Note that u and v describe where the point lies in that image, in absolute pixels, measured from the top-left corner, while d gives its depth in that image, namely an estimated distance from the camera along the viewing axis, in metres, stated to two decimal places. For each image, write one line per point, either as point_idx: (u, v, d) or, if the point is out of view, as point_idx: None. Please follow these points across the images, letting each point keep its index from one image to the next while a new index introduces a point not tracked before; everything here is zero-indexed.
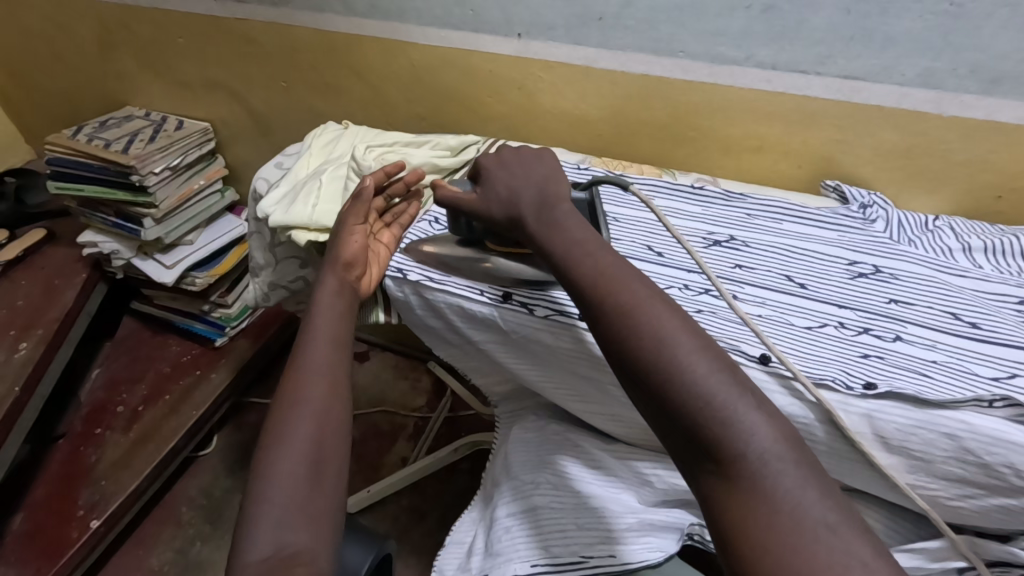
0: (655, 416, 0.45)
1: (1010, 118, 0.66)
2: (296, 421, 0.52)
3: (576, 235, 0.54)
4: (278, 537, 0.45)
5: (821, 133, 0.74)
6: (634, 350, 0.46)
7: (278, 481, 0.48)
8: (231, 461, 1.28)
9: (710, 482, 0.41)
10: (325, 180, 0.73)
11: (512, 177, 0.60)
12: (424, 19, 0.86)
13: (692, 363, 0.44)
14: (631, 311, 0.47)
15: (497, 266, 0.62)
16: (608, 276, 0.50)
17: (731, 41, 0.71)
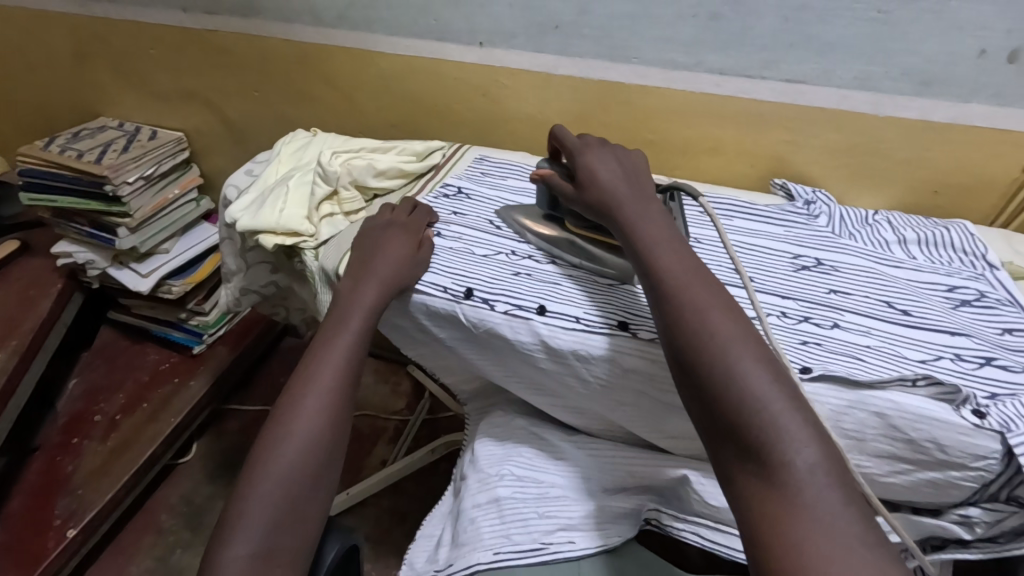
0: (700, 412, 0.46)
1: (942, 118, 0.69)
2: (302, 416, 0.54)
3: (652, 237, 0.55)
4: (268, 541, 0.48)
5: (771, 135, 0.77)
6: (687, 347, 0.47)
7: (274, 478, 0.51)
8: (211, 468, 1.28)
9: (750, 485, 0.42)
10: (292, 185, 0.74)
11: (604, 175, 0.60)
12: (389, 29, 0.88)
13: (747, 369, 0.45)
14: (694, 312, 0.49)
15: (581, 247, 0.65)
16: (676, 279, 0.51)
17: (681, 47, 0.74)
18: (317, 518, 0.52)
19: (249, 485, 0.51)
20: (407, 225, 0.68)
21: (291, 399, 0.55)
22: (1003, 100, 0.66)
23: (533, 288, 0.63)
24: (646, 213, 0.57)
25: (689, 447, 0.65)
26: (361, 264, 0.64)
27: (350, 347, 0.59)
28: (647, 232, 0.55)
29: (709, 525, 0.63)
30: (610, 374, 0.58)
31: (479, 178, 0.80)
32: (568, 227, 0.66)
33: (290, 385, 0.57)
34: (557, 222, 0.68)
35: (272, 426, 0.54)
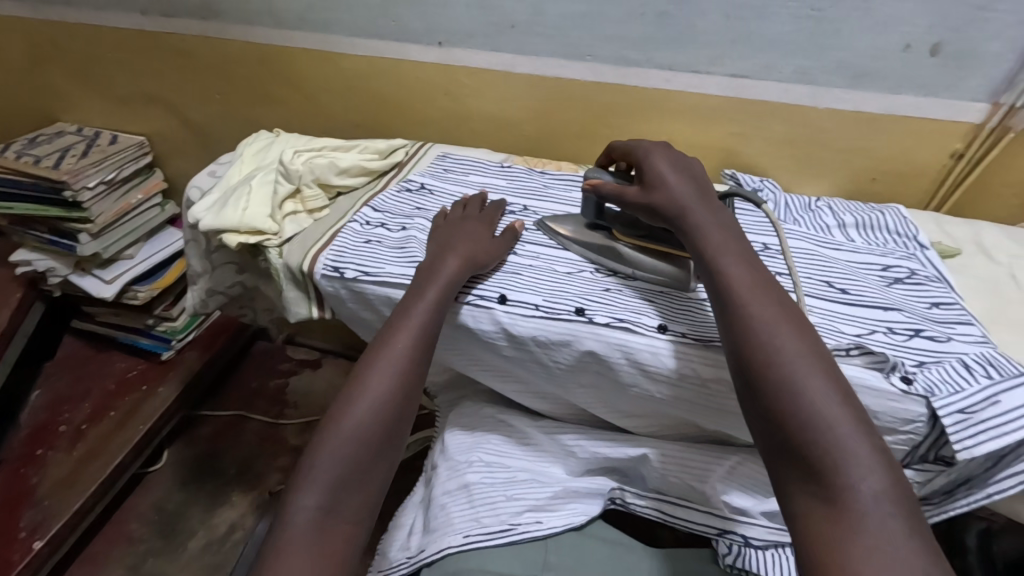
0: (761, 429, 0.47)
1: (875, 109, 0.74)
2: (376, 383, 0.56)
3: (721, 250, 0.55)
4: (335, 499, 0.51)
5: (720, 128, 0.81)
6: (750, 361, 0.48)
7: (345, 436, 0.53)
8: (183, 474, 1.27)
9: (806, 504, 0.43)
10: (255, 184, 0.75)
11: (675, 186, 0.59)
12: (349, 30, 0.89)
13: (813, 391, 0.45)
14: (761, 328, 0.49)
15: (630, 255, 0.65)
16: (742, 294, 0.51)
17: (631, 44, 0.77)
18: (381, 481, 0.54)
19: (322, 441, 0.53)
20: (483, 220, 0.70)
21: (370, 362, 0.57)
22: (929, 91, 0.71)
23: (495, 278, 0.65)
24: (711, 222, 0.56)
25: (648, 426, 0.68)
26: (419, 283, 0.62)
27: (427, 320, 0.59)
28: (714, 243, 0.55)
29: (670, 499, 0.66)
30: (569, 358, 0.61)
31: (441, 174, 0.82)
32: (616, 236, 0.66)
33: (369, 352, 0.59)
34: (602, 230, 0.68)
35: (349, 387, 0.57)
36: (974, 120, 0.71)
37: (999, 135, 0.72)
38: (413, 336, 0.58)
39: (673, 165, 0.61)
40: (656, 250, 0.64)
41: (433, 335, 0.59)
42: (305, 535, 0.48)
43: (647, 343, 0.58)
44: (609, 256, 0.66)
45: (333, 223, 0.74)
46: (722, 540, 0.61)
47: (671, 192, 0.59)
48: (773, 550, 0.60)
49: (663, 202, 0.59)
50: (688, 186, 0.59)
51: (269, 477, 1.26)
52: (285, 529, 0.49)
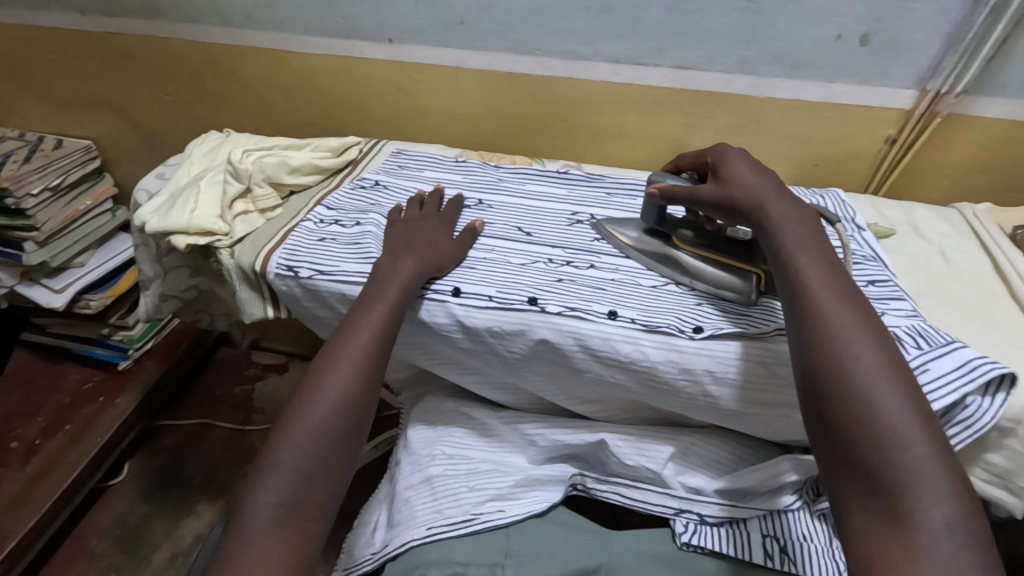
0: (821, 438, 0.44)
1: (814, 97, 0.77)
2: (337, 378, 0.56)
3: (800, 251, 0.52)
4: (299, 492, 0.50)
5: (668, 119, 0.83)
6: (819, 364, 0.45)
7: (308, 429, 0.53)
8: (145, 486, 1.24)
9: (865, 523, 0.40)
10: (204, 185, 0.74)
11: (752, 184, 0.56)
12: (298, 28, 0.88)
13: (886, 406, 0.42)
14: (836, 334, 0.46)
15: (691, 263, 0.63)
16: (820, 297, 0.48)
17: (578, 38, 0.78)
18: (344, 475, 0.53)
19: (282, 437, 0.53)
20: (443, 218, 0.70)
21: (329, 360, 0.57)
22: (862, 79, 0.74)
23: (450, 273, 0.65)
24: (790, 222, 0.54)
25: (604, 411, 0.69)
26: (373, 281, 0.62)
27: (387, 312, 0.59)
28: (792, 243, 0.52)
29: (628, 482, 0.66)
30: (523, 347, 0.62)
31: (396, 171, 0.82)
32: (679, 245, 0.65)
33: (328, 349, 0.58)
34: (663, 238, 0.67)
35: (305, 386, 0.56)
36: (905, 106, 0.75)
37: (928, 119, 0.75)
38: (373, 331, 0.58)
39: (753, 165, 0.58)
40: (721, 262, 0.62)
41: (394, 327, 0.59)
42: (267, 530, 0.48)
43: (598, 329, 0.59)
44: (666, 264, 0.65)
45: (286, 222, 0.73)
46: (678, 519, 0.63)
47: (750, 190, 0.56)
48: (727, 526, 0.62)
49: (740, 200, 0.56)
50: (770, 185, 0.56)
51: (236, 484, 1.24)
52: (245, 525, 0.48)
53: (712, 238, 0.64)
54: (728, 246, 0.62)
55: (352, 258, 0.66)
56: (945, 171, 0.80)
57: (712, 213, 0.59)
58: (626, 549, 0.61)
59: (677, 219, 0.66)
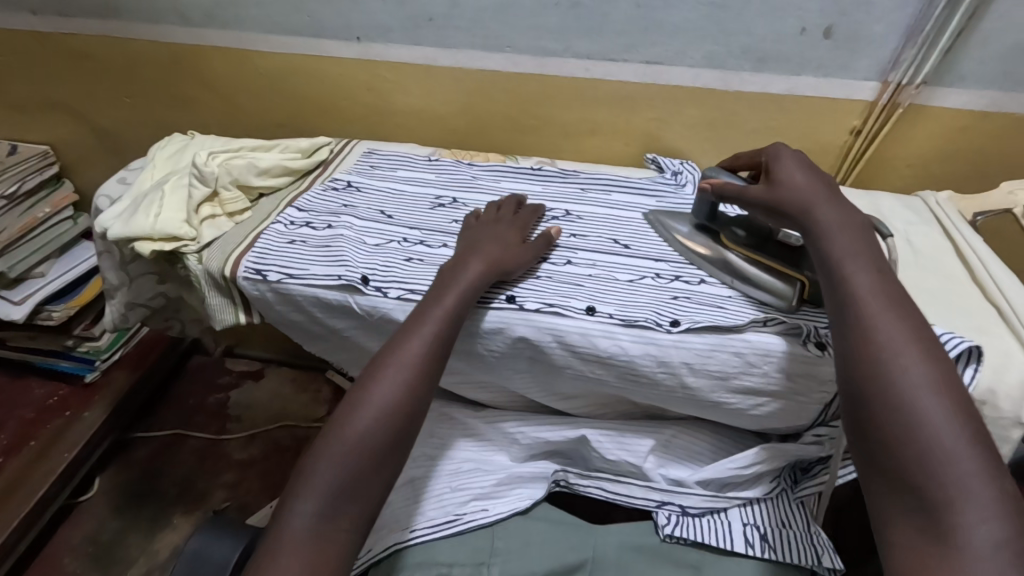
0: (864, 446, 0.46)
1: (781, 91, 0.78)
2: (382, 388, 0.55)
3: (847, 258, 0.51)
4: (334, 506, 0.50)
5: (640, 114, 0.83)
6: (865, 380, 0.46)
7: (348, 441, 0.52)
8: (117, 501, 1.20)
9: (907, 533, 0.42)
10: (168, 189, 0.72)
11: (797, 187, 0.56)
12: (262, 26, 0.86)
13: (935, 423, 0.43)
14: (887, 344, 0.46)
15: (735, 263, 0.63)
16: (869, 308, 0.48)
17: (548, 34, 0.78)
18: (381, 489, 0.53)
19: (326, 446, 0.53)
20: (517, 220, 0.69)
21: (376, 370, 0.56)
22: (826, 72, 0.75)
23: (426, 272, 0.65)
24: (836, 227, 0.53)
25: (584, 407, 0.69)
26: (435, 286, 0.60)
27: (440, 324, 0.57)
28: (846, 252, 0.52)
29: (611, 477, 0.66)
30: (501, 345, 0.62)
31: (368, 171, 0.81)
32: (725, 244, 0.65)
33: (381, 354, 0.57)
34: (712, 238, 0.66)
35: (354, 393, 0.55)
36: (868, 98, 0.77)
37: (890, 110, 0.77)
38: (426, 343, 0.56)
39: (808, 168, 0.58)
40: (768, 265, 0.61)
41: (449, 340, 0.57)
42: (303, 541, 0.49)
43: (576, 325, 0.59)
44: (711, 263, 0.64)
45: (255, 225, 0.72)
46: (661, 511, 0.63)
47: (799, 195, 0.56)
48: (708, 516, 0.63)
49: (785, 203, 0.56)
50: (819, 188, 0.56)
51: (213, 495, 1.21)
52: (281, 535, 0.49)
53: (762, 241, 0.63)
54: (778, 251, 0.61)
55: (324, 260, 0.65)
56: (908, 161, 0.83)
57: (758, 213, 0.59)
58: (611, 544, 0.62)
59: (731, 219, 0.66)
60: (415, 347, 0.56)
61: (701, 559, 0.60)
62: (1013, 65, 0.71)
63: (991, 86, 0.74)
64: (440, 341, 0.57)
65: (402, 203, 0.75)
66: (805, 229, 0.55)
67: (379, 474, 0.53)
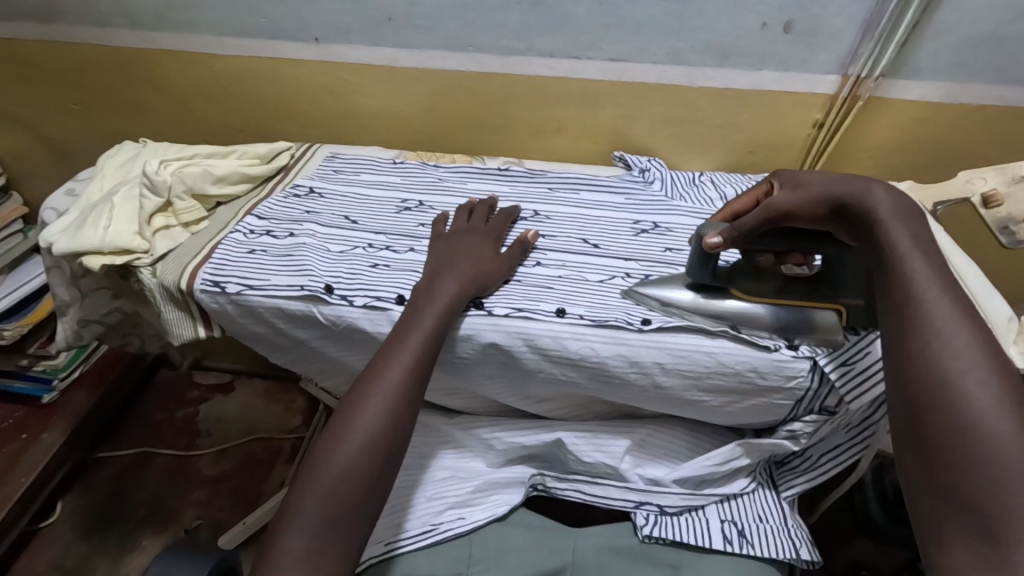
0: (917, 458, 0.41)
1: (745, 86, 0.78)
2: (368, 413, 0.53)
3: (911, 253, 0.47)
4: (325, 538, 0.48)
5: (606, 111, 0.83)
6: (928, 388, 0.42)
7: (336, 471, 0.51)
8: (81, 526, 1.15)
9: (964, 560, 0.37)
10: (118, 200, 0.69)
11: (839, 180, 0.53)
12: (215, 28, 0.83)
13: (1003, 439, 0.38)
14: (948, 347, 0.42)
15: (755, 313, 0.57)
16: (935, 310, 0.44)
17: (510, 32, 0.77)
18: (368, 517, 0.51)
19: (313, 476, 0.51)
20: (492, 230, 0.67)
21: (360, 395, 0.54)
22: (787, 66, 0.76)
23: (392, 279, 0.63)
24: (894, 218, 0.49)
25: (558, 410, 0.68)
26: (416, 302, 0.58)
27: (421, 344, 0.55)
28: (902, 247, 0.48)
29: (587, 479, 0.65)
30: (471, 352, 0.60)
31: (331, 176, 0.79)
32: (737, 294, 0.58)
33: (365, 376, 0.55)
34: (714, 291, 0.59)
35: (338, 418, 0.54)
36: (828, 91, 0.77)
37: (851, 103, 0.78)
38: (406, 364, 0.55)
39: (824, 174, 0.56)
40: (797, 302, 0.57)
41: (430, 359, 0.56)
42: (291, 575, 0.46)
43: (546, 327, 0.58)
44: (726, 319, 0.57)
45: (212, 235, 0.69)
46: (639, 512, 0.62)
47: (837, 189, 0.53)
48: (686, 514, 0.62)
49: (836, 194, 0.53)
50: (863, 181, 0.53)
51: (183, 514, 1.17)
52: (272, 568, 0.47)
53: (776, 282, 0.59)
54: (794, 284, 0.58)
55: (286, 270, 0.63)
56: (870, 153, 0.84)
57: (793, 219, 0.55)
58: (590, 547, 0.61)
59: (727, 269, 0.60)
60: (396, 370, 0.55)
61: (681, 557, 0.60)
62: (965, 56, 0.73)
63: (945, 78, 0.75)
64: (423, 363, 0.55)
65: (366, 207, 0.73)
66: (860, 222, 0.51)
67: (366, 502, 0.51)
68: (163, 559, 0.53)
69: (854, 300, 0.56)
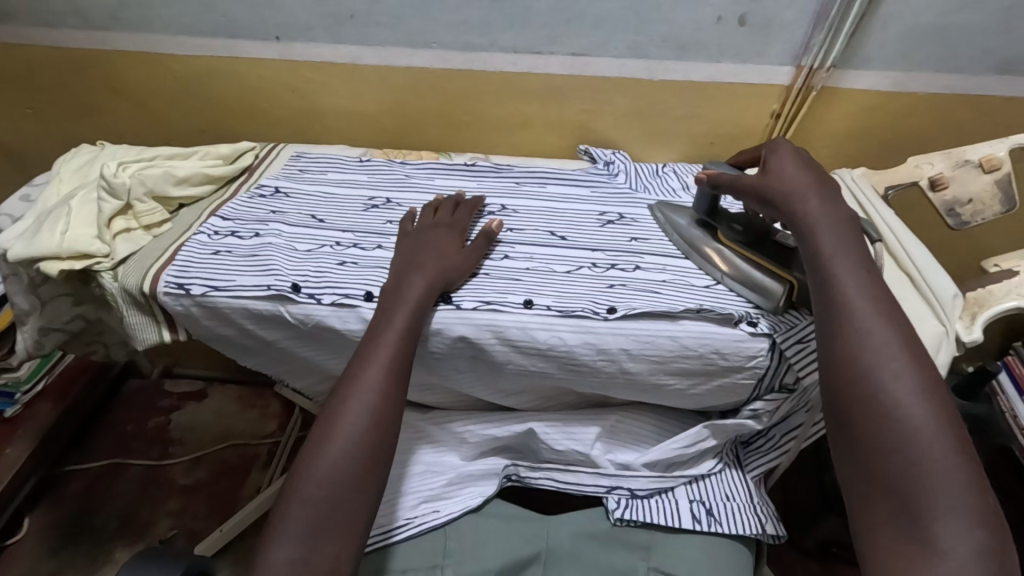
0: (847, 447, 0.47)
1: (704, 79, 0.80)
2: (351, 416, 0.53)
3: (838, 258, 0.52)
4: (311, 548, 0.48)
5: (571, 105, 0.84)
6: (853, 386, 0.47)
7: (317, 480, 0.51)
8: (51, 541, 1.12)
9: (886, 535, 0.44)
10: (75, 205, 0.68)
11: (791, 178, 0.57)
12: (173, 28, 0.82)
13: (915, 427, 0.45)
14: (870, 347, 0.48)
15: (724, 254, 0.63)
16: (860, 314, 0.49)
17: (473, 29, 0.77)
18: (362, 520, 0.51)
19: (294, 487, 0.51)
20: (457, 226, 0.67)
21: (341, 400, 0.54)
22: (744, 58, 0.78)
23: (360, 276, 0.63)
24: (824, 225, 0.54)
25: (530, 401, 0.69)
26: (389, 305, 0.58)
27: (398, 343, 0.56)
28: (827, 247, 0.53)
29: (560, 467, 0.66)
30: (442, 346, 0.61)
31: (297, 175, 0.79)
32: (720, 237, 0.64)
33: (344, 379, 0.55)
34: (708, 228, 0.66)
35: (320, 425, 0.54)
36: (784, 82, 0.80)
37: (805, 93, 0.81)
38: (386, 367, 0.55)
39: (798, 159, 0.59)
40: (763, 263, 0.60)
41: (408, 356, 0.56)
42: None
43: (514, 319, 0.58)
44: (702, 252, 0.65)
45: (176, 237, 0.68)
46: (611, 496, 0.64)
47: (787, 185, 0.56)
48: (657, 498, 0.64)
49: (780, 191, 0.56)
50: (808, 181, 0.56)
51: (157, 524, 1.15)
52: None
53: (759, 240, 0.63)
54: (770, 251, 0.61)
55: (252, 271, 0.62)
56: (825, 142, 0.87)
57: (748, 202, 0.59)
58: (564, 534, 0.62)
59: (730, 214, 0.66)
60: (376, 369, 0.55)
61: (651, 539, 0.62)
62: (911, 47, 0.76)
63: (893, 68, 0.78)
64: (403, 360, 0.56)
65: (333, 205, 0.73)
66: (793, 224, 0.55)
67: (357, 506, 0.51)
68: (135, 565, 0.53)
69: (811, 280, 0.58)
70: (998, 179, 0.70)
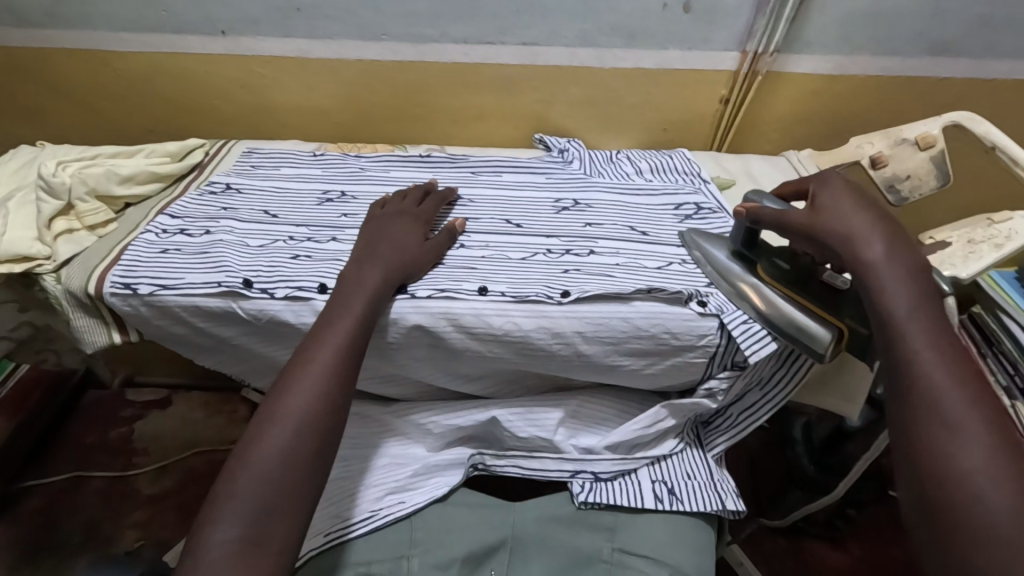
0: (921, 523, 0.43)
1: (653, 66, 0.81)
2: (298, 398, 0.53)
3: (913, 325, 0.49)
4: (255, 527, 0.47)
5: (525, 95, 0.85)
6: (920, 451, 0.44)
7: (264, 459, 0.50)
8: (8, 560, 1.08)
9: None
10: (13, 207, 0.66)
11: (848, 220, 0.55)
12: (115, 25, 0.80)
13: (997, 508, 0.40)
14: (944, 409, 0.45)
15: (761, 292, 0.59)
16: (933, 372, 0.46)
17: (424, 21, 0.77)
18: (308, 500, 0.50)
19: (238, 466, 0.50)
20: (420, 217, 0.67)
21: (290, 380, 0.54)
22: (690, 44, 0.79)
23: (313, 269, 0.63)
24: (890, 275, 0.51)
25: (491, 388, 0.69)
26: (343, 296, 0.57)
27: (350, 327, 0.55)
28: (898, 297, 0.50)
29: (524, 453, 0.67)
30: (399, 336, 0.61)
31: (249, 171, 0.77)
32: (759, 273, 0.61)
33: (293, 360, 0.55)
34: (746, 262, 0.62)
35: (268, 405, 0.53)
36: (730, 68, 0.81)
37: (752, 78, 0.83)
38: (337, 349, 0.55)
39: (850, 202, 0.56)
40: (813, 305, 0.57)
41: (360, 343, 0.56)
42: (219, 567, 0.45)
43: (468, 306, 0.59)
44: (739, 290, 0.60)
45: (122, 236, 0.67)
46: (575, 480, 0.65)
47: (842, 226, 0.54)
48: (619, 479, 0.65)
49: (832, 232, 0.55)
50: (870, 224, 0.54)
51: (122, 536, 1.12)
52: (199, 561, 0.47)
53: (801, 279, 0.59)
54: (817, 293, 0.58)
55: (202, 269, 0.61)
56: (773, 127, 0.89)
57: (796, 240, 0.57)
58: (529, 518, 0.63)
59: (769, 250, 0.62)
60: (326, 355, 0.54)
61: (616, 519, 0.63)
62: (848, 32, 0.78)
63: (835, 52, 0.81)
64: (354, 354, 0.56)
65: (287, 200, 0.72)
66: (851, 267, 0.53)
67: (303, 488, 0.50)
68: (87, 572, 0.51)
69: (860, 327, 0.56)
70: (932, 156, 0.72)
